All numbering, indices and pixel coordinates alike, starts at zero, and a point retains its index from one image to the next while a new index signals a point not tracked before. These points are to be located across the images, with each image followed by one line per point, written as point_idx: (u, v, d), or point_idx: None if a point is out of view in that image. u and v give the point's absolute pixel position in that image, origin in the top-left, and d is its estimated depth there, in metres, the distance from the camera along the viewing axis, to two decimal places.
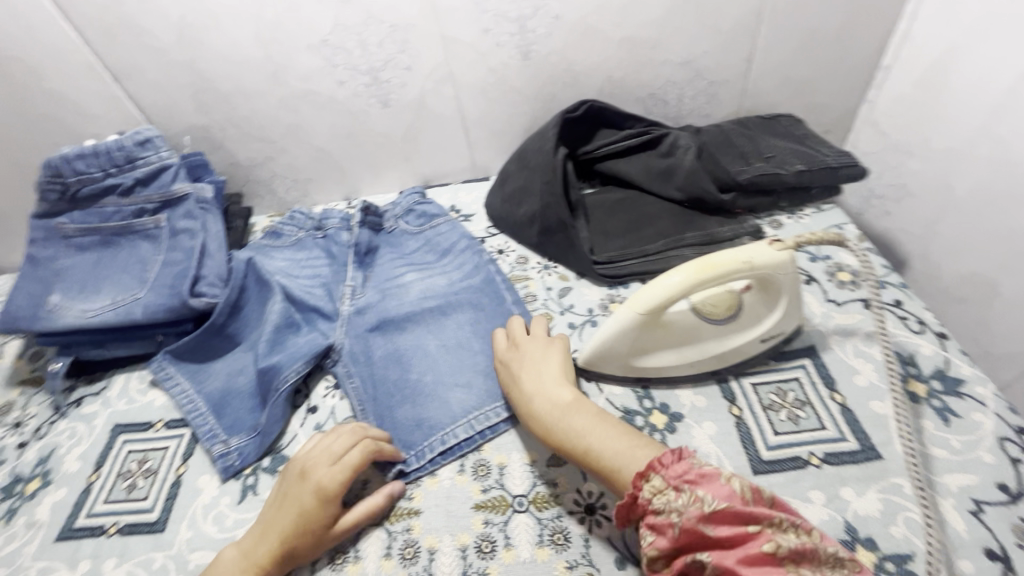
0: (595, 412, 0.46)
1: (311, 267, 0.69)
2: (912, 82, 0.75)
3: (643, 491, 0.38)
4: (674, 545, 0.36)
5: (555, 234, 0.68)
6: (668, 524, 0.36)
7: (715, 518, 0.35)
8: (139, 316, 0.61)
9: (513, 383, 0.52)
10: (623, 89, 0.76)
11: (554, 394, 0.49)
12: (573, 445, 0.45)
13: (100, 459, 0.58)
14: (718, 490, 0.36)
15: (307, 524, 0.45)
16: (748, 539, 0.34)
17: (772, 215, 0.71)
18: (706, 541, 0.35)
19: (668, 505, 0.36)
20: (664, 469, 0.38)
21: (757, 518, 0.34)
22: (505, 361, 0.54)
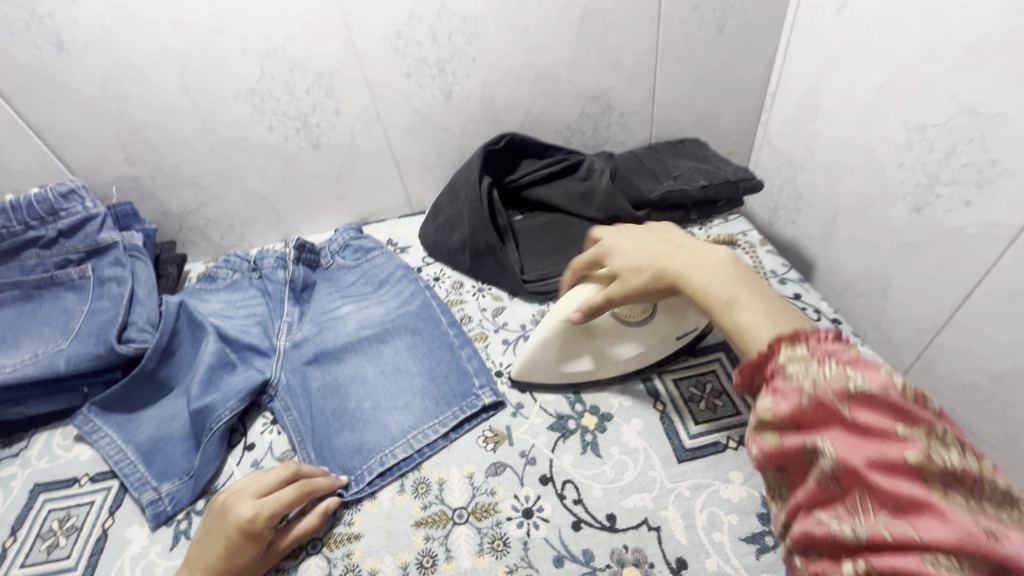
0: (751, 275, 0.44)
1: (247, 306, 0.70)
2: (794, 105, 0.85)
3: (780, 353, 0.35)
4: (791, 415, 0.32)
5: (486, 258, 0.71)
6: (795, 389, 0.33)
7: (856, 398, 0.31)
8: (62, 368, 0.59)
9: (654, 252, 0.50)
10: (542, 122, 0.82)
11: (701, 258, 0.47)
12: (716, 297, 0.44)
13: (18, 522, 0.55)
14: (875, 377, 0.31)
15: (231, 561, 0.44)
16: (889, 437, 0.29)
17: (685, 228, 0.78)
18: (835, 420, 0.31)
19: (804, 371, 0.33)
20: (813, 339, 0.34)
21: (910, 419, 0.29)
22: (638, 240, 0.52)
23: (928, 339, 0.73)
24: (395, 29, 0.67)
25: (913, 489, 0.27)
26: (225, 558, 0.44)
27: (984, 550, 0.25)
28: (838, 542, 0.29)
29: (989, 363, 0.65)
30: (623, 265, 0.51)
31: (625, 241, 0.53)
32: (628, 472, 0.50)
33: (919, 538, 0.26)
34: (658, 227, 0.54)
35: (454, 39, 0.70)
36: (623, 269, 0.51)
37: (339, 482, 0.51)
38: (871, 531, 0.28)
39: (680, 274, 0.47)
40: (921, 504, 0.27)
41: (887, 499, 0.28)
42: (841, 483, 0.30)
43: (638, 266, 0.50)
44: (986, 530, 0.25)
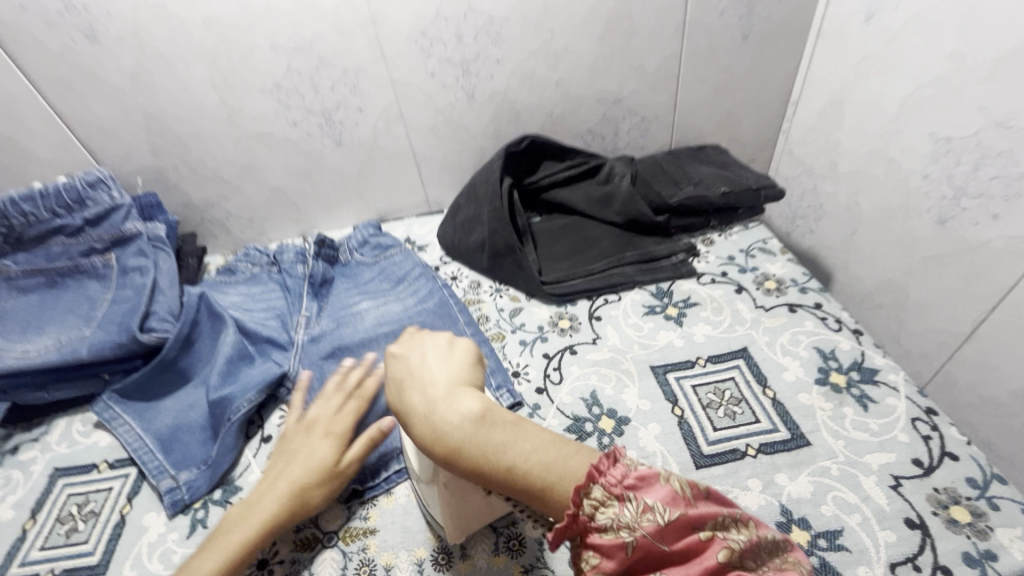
0: (516, 423, 0.37)
1: (266, 300, 0.71)
2: (817, 115, 0.85)
3: (584, 508, 0.33)
4: (624, 566, 0.32)
5: (505, 258, 0.71)
6: (619, 546, 0.32)
7: (666, 527, 0.32)
8: (84, 355, 0.60)
9: (416, 381, 0.41)
10: (563, 125, 0.83)
11: (456, 400, 0.38)
12: (497, 464, 0.35)
13: (37, 505, 0.55)
14: (664, 496, 0.33)
15: (317, 461, 0.46)
16: (694, 544, 0.32)
17: (705, 235, 0.77)
18: (654, 553, 0.32)
19: (619, 522, 0.32)
20: (604, 480, 0.33)
21: (703, 521, 0.33)
22: (408, 367, 0.42)
23: (949, 352, 0.72)
24: (421, 28, 0.68)
25: None
26: (330, 467, 0.46)
27: None
28: None
29: (1010, 379, 0.65)
30: (393, 400, 0.41)
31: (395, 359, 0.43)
32: None
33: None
34: (434, 342, 0.44)
35: (479, 39, 0.70)
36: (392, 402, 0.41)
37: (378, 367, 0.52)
38: None
39: (437, 429, 0.37)
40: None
41: None
42: None
43: (400, 402, 0.40)
44: None
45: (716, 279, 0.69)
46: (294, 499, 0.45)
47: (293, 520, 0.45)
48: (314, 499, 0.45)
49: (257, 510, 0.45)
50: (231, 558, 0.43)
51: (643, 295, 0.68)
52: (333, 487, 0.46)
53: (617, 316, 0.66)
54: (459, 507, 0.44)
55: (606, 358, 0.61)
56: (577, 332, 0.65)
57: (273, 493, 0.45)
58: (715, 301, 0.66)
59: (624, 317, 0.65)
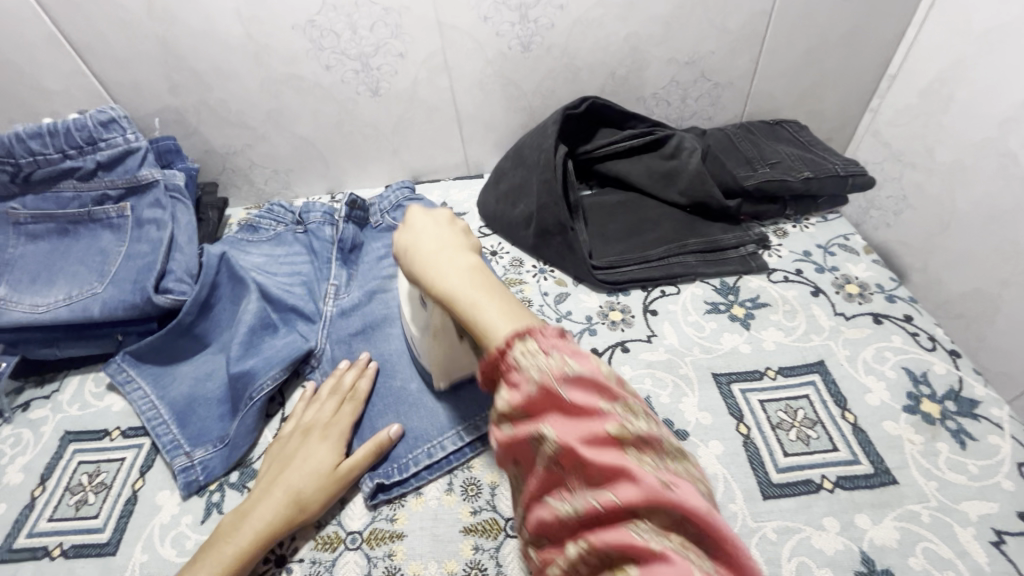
0: (496, 279, 0.41)
1: (291, 263, 0.65)
2: (918, 92, 0.74)
3: (513, 347, 0.34)
4: (524, 407, 0.33)
5: (554, 237, 0.63)
6: (527, 382, 0.33)
7: (572, 381, 0.32)
8: (96, 314, 0.56)
9: (432, 236, 0.45)
10: (625, 87, 0.73)
11: (455, 254, 0.43)
12: (462, 301, 0.39)
13: (47, 472, 0.52)
14: (587, 364, 0.33)
15: (317, 467, 0.47)
16: (596, 416, 0.32)
17: (776, 224, 0.68)
18: (556, 406, 0.32)
19: (534, 365, 0.33)
20: (541, 335, 0.34)
21: (614, 397, 0.32)
22: (420, 219, 0.47)
23: None
24: None
25: (616, 460, 0.30)
26: (328, 471, 0.46)
27: (661, 499, 0.29)
28: (560, 515, 0.32)
29: None
30: (403, 245, 0.46)
31: (414, 212, 0.48)
32: None
33: (615, 498, 0.29)
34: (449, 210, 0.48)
35: None
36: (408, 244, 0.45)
37: (372, 370, 0.55)
38: (585, 505, 0.30)
39: (436, 271, 0.42)
40: (617, 472, 0.30)
41: (596, 473, 0.30)
42: (560, 466, 0.32)
43: (413, 246, 0.45)
44: (664, 481, 0.30)
45: (790, 277, 0.61)
46: (291, 505, 0.44)
47: (288, 527, 0.44)
48: (313, 505, 0.45)
49: (252, 517, 0.44)
50: (227, 568, 0.41)
51: (705, 290, 0.61)
52: (334, 493, 0.46)
53: (675, 312, 0.59)
54: (448, 356, 0.50)
55: (662, 360, 0.55)
56: (630, 326, 0.58)
57: (269, 501, 0.45)
58: (788, 304, 0.59)
59: (683, 314, 0.59)
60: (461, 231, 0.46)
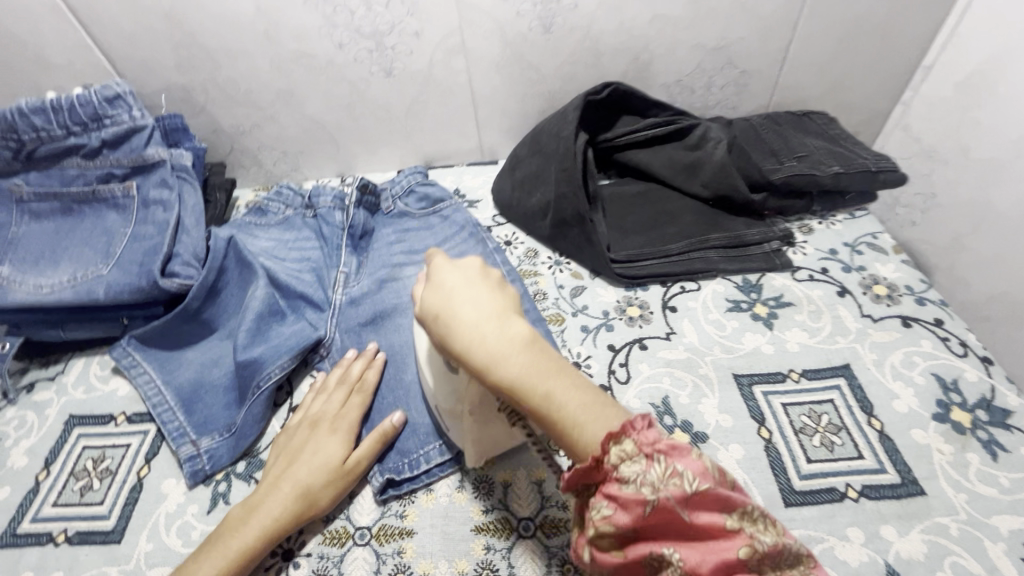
0: (558, 353, 0.35)
1: (300, 249, 0.63)
2: (954, 85, 0.70)
3: (609, 455, 0.30)
4: (633, 525, 0.29)
5: (571, 228, 0.61)
6: (636, 502, 0.29)
7: (691, 498, 0.28)
8: (101, 296, 0.55)
9: (468, 297, 0.37)
10: (648, 73, 0.70)
11: (504, 324, 0.35)
12: (529, 388, 0.33)
13: (52, 456, 0.51)
14: (696, 467, 0.29)
15: (325, 462, 0.45)
16: (719, 532, 0.28)
17: (801, 220, 0.66)
18: (674, 527, 0.29)
19: (641, 478, 0.29)
20: (639, 436, 0.30)
21: (733, 505, 0.29)
22: (448, 276, 0.38)
23: None
24: None
25: None
26: (336, 466, 0.45)
27: None
28: None
29: None
30: (431, 308, 0.38)
31: (440, 264, 0.40)
32: None
33: None
34: (479, 258, 0.40)
35: None
36: (441, 308, 0.37)
37: (382, 361, 0.53)
38: None
39: (486, 348, 0.35)
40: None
41: None
42: None
43: (449, 311, 0.37)
44: None
45: (815, 276, 0.59)
46: (299, 501, 0.43)
47: (297, 523, 0.43)
48: (322, 499, 0.44)
49: (259, 511, 0.43)
50: (233, 563, 0.41)
51: (726, 287, 0.59)
52: (343, 487, 0.45)
53: (695, 309, 0.57)
54: (483, 432, 0.43)
55: (681, 358, 0.53)
56: (648, 322, 0.56)
57: (277, 495, 0.43)
58: (813, 303, 0.57)
59: (703, 312, 0.57)
60: (495, 286, 0.38)
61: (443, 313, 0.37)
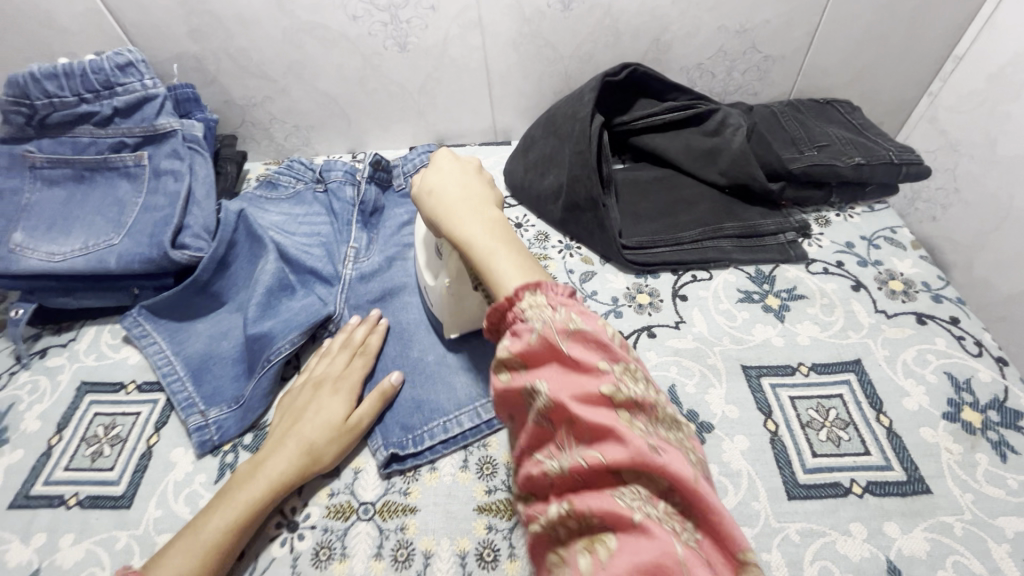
0: (516, 235, 0.41)
1: (310, 224, 0.63)
2: (986, 77, 0.68)
3: (521, 300, 0.36)
4: (524, 357, 0.34)
5: (583, 212, 0.60)
6: (529, 332, 0.34)
7: (574, 338, 0.33)
8: (112, 266, 0.55)
9: (457, 181, 0.45)
10: (668, 56, 0.68)
11: (478, 207, 0.43)
12: (479, 249, 0.40)
13: (64, 421, 0.52)
14: (589, 321, 0.34)
15: (328, 418, 0.47)
16: (593, 373, 0.32)
17: (819, 212, 0.64)
18: (556, 360, 0.33)
19: (540, 318, 0.34)
20: (550, 292, 0.36)
21: (612, 358, 0.33)
22: (446, 165, 0.46)
23: None
24: None
25: (606, 420, 0.31)
26: (339, 423, 0.47)
27: (646, 462, 0.29)
28: (547, 470, 0.32)
29: None
30: (425, 185, 0.46)
31: (442, 155, 0.47)
32: (727, 499, 0.43)
33: (603, 456, 0.30)
34: (477, 159, 0.48)
35: None
36: (432, 187, 0.45)
37: (383, 324, 0.54)
38: (572, 460, 0.31)
39: (456, 217, 0.42)
40: (607, 429, 0.30)
41: (585, 429, 0.31)
42: (551, 420, 0.32)
43: (436, 189, 0.45)
44: (654, 446, 0.30)
45: (830, 269, 0.58)
46: (304, 456, 0.45)
47: (301, 478, 0.44)
48: (326, 456, 0.45)
49: (266, 470, 0.44)
50: (240, 520, 0.42)
51: (739, 277, 0.58)
52: (346, 445, 0.47)
53: (705, 299, 0.56)
54: (461, 307, 0.50)
55: (690, 348, 0.53)
56: (657, 310, 0.56)
57: (283, 452, 0.45)
58: (826, 297, 0.56)
59: (714, 302, 0.56)
60: (486, 180, 0.46)
61: (432, 191, 0.45)
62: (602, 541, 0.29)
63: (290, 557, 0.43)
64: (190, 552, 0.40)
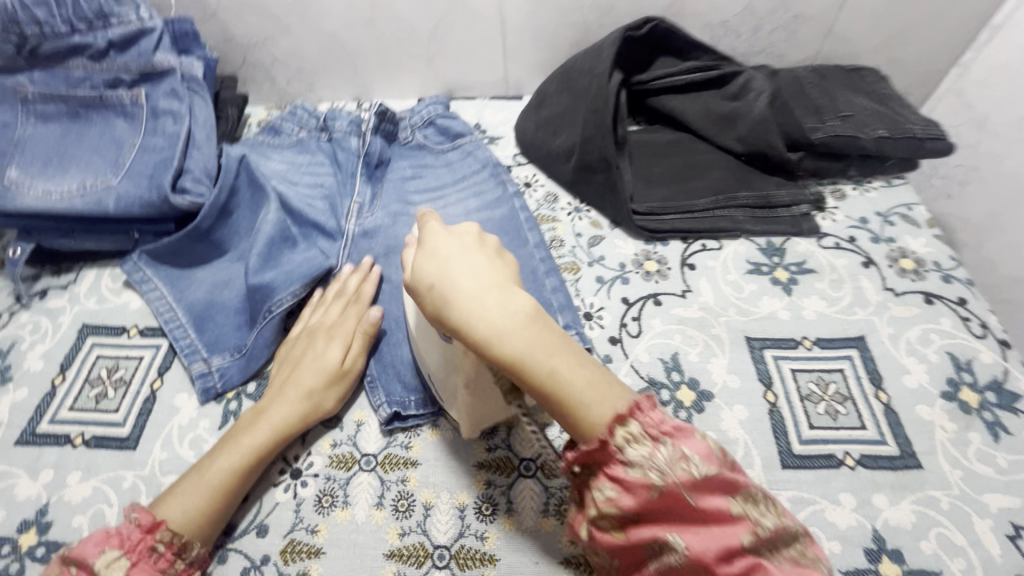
0: (560, 329, 0.35)
1: (313, 173, 0.61)
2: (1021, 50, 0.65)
3: (617, 439, 0.33)
4: (639, 512, 0.32)
5: (595, 174, 0.59)
6: (642, 486, 0.32)
7: (698, 485, 0.32)
8: (111, 208, 0.53)
9: (464, 261, 0.37)
10: (692, 11, 0.65)
11: (505, 296, 0.35)
12: (536, 367, 0.33)
13: (66, 362, 0.52)
14: (698, 448, 0.33)
15: (325, 365, 0.47)
16: (722, 518, 0.32)
17: (835, 184, 0.63)
18: (678, 513, 0.32)
19: (648, 462, 0.32)
20: (646, 420, 0.33)
21: (733, 492, 0.32)
22: (443, 244, 0.39)
23: None
24: None
25: (745, 563, 0.31)
26: (336, 369, 0.47)
27: None
28: None
29: None
30: (425, 277, 0.37)
31: (433, 228, 0.40)
32: None
33: None
34: (478, 229, 0.40)
35: None
36: (438, 280, 0.36)
37: (376, 274, 0.53)
38: None
39: (484, 322, 0.34)
40: (743, 567, 0.31)
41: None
42: (680, 571, 0.32)
43: (443, 279, 0.36)
44: (789, 570, 0.31)
45: (841, 244, 0.57)
46: (304, 403, 0.45)
47: (301, 424, 0.45)
48: (326, 402, 0.46)
49: (266, 417, 0.45)
50: (244, 464, 0.43)
51: (749, 248, 0.57)
52: (344, 390, 0.47)
53: (713, 268, 0.56)
54: (476, 404, 0.43)
55: (695, 317, 0.53)
56: (664, 278, 0.55)
57: (284, 400, 0.45)
58: (835, 272, 0.55)
59: (722, 272, 0.56)
60: (490, 254, 0.38)
61: (437, 285, 0.36)
62: None
63: (294, 502, 0.44)
64: (194, 494, 0.41)
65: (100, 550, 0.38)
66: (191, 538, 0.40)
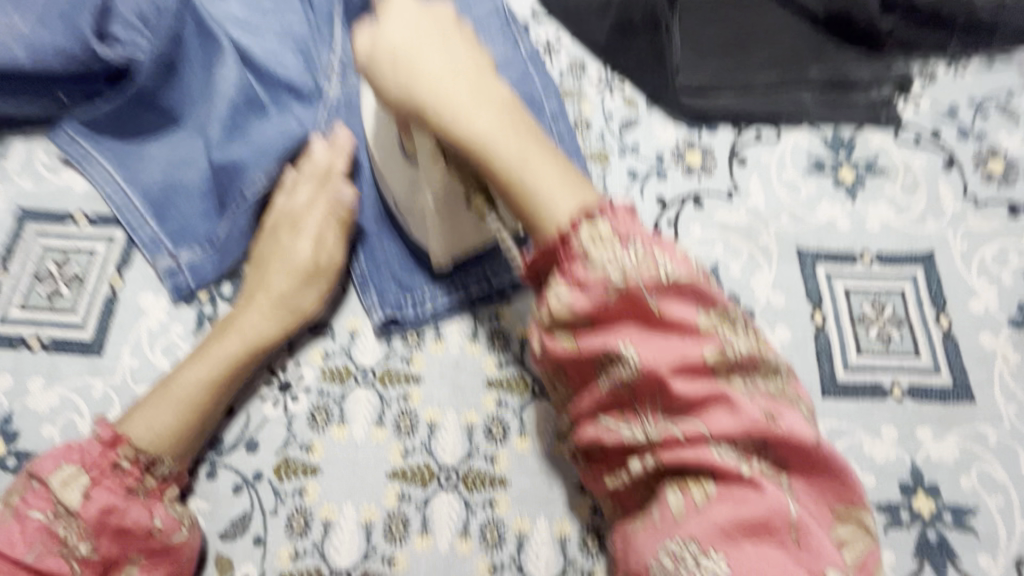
0: (534, 124, 0.34)
1: (280, 18, 0.47)
2: None
3: (578, 231, 0.31)
4: (595, 317, 0.31)
5: (639, 37, 0.49)
6: (602, 287, 0.30)
7: (665, 292, 0.30)
8: (24, 60, 0.42)
9: (438, 48, 0.33)
10: None
11: (479, 85, 0.33)
12: (504, 160, 0.32)
13: (7, 253, 0.45)
14: (679, 263, 0.30)
15: (297, 263, 0.40)
16: (689, 335, 0.30)
17: (926, 60, 0.50)
18: (638, 318, 0.30)
19: (609, 258, 0.30)
20: (613, 215, 0.31)
21: (706, 308, 0.31)
22: (402, 12, 0.33)
23: None
24: None
25: (706, 386, 0.30)
26: (310, 267, 0.40)
27: (762, 434, 0.29)
28: (625, 439, 0.31)
29: None
30: (390, 60, 0.33)
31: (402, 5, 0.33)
32: None
33: (705, 431, 0.29)
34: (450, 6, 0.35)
35: None
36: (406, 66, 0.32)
37: (348, 147, 0.43)
38: (662, 430, 0.30)
39: (456, 113, 0.32)
40: (715, 402, 0.30)
41: (682, 401, 0.30)
42: (637, 390, 0.31)
43: (413, 66, 0.32)
44: (762, 413, 0.30)
45: (922, 139, 0.48)
46: (277, 305, 0.39)
47: (278, 330, 0.39)
48: (304, 304, 0.40)
49: (237, 325, 0.39)
50: (219, 376, 0.38)
51: (812, 140, 0.48)
52: (325, 290, 0.41)
53: (768, 165, 0.47)
54: (447, 226, 0.38)
55: (741, 223, 0.45)
56: (708, 174, 0.47)
57: (254, 305, 0.40)
58: (910, 174, 0.47)
59: (778, 170, 0.47)
60: (469, 43, 0.34)
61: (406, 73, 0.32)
62: (701, 485, 0.29)
63: (285, 419, 0.40)
64: (164, 408, 0.37)
65: (57, 465, 0.34)
66: (162, 454, 0.36)
